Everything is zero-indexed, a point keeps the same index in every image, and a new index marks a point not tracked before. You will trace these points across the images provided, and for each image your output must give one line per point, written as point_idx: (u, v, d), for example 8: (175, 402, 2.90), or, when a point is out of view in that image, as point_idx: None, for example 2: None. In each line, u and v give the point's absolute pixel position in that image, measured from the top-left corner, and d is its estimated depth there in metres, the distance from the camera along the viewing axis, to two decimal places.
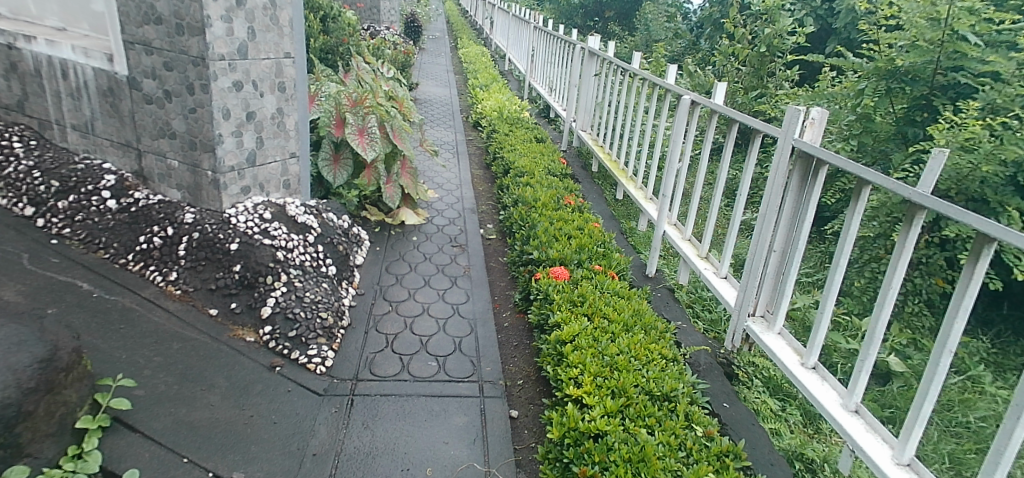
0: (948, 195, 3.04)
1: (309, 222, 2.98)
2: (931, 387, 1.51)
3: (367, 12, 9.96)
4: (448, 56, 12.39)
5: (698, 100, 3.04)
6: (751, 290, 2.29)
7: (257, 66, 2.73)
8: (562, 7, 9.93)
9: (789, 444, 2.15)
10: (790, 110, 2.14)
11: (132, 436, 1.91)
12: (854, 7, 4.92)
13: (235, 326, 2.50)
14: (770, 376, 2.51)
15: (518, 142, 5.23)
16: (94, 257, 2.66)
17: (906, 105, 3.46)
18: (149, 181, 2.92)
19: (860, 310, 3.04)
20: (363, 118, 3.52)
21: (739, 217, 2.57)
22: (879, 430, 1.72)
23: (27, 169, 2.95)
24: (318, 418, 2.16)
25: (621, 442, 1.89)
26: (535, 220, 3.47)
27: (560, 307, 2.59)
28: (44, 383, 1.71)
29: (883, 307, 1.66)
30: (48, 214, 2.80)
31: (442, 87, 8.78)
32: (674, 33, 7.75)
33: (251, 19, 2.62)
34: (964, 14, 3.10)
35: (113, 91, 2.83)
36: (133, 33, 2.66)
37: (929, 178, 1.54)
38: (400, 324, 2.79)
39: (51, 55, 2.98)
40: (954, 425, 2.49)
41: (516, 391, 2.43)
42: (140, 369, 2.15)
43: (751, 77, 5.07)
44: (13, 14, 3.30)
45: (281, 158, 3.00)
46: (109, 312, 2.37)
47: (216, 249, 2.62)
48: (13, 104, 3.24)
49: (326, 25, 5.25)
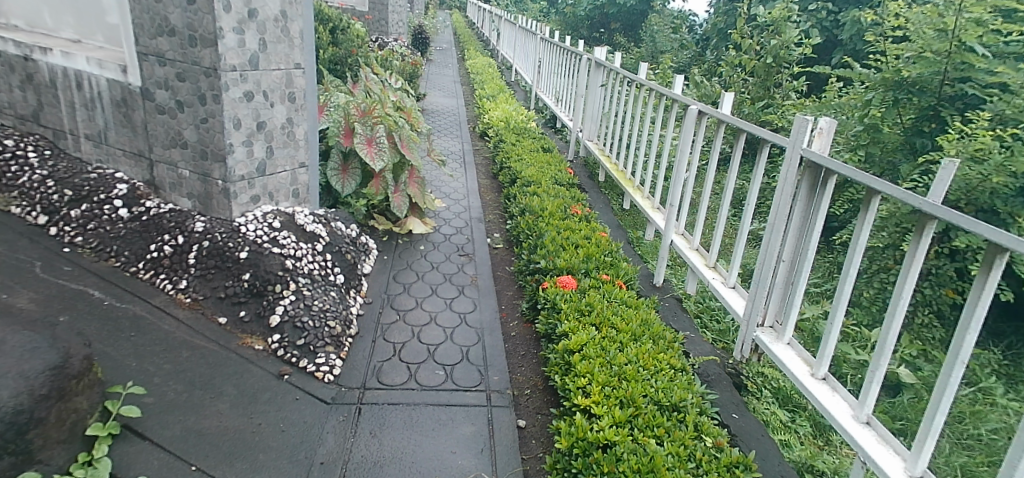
0: (957, 205, 3.02)
1: (318, 231, 3.00)
2: (943, 399, 1.49)
3: (375, 24, 10.04)
4: (455, 66, 12.52)
5: (705, 110, 3.04)
6: (760, 300, 2.28)
7: (269, 77, 2.77)
8: (568, 19, 10.07)
9: (799, 455, 2.13)
10: (799, 120, 2.15)
11: (143, 443, 1.91)
12: (860, 19, 4.95)
13: (244, 334, 2.51)
14: (779, 386, 2.50)
15: (525, 152, 5.25)
16: (105, 265, 2.68)
17: (914, 116, 3.46)
18: (160, 190, 2.95)
19: (869, 322, 3.04)
20: (372, 128, 3.55)
21: (747, 226, 2.55)
22: (891, 442, 1.70)
23: (41, 178, 2.98)
24: (325, 427, 2.17)
25: (630, 452, 1.88)
26: (542, 229, 3.48)
27: (568, 316, 2.59)
28: (56, 390, 1.72)
29: (894, 317, 1.64)
30: (61, 223, 2.83)
31: (449, 97, 8.84)
32: (680, 44, 7.83)
33: (263, 31, 2.66)
34: (971, 25, 3.13)
35: (126, 102, 2.87)
36: (147, 45, 2.70)
37: (939, 187, 1.54)
38: (407, 333, 2.79)
39: (66, 67, 3.02)
40: (965, 437, 2.46)
41: (524, 400, 2.42)
42: (150, 377, 2.16)
43: (758, 87, 5.08)
44: (30, 27, 3.36)
45: (291, 168, 3.03)
46: (120, 321, 2.39)
47: (226, 258, 2.64)
48: (29, 114, 3.28)
49: (335, 37, 5.31)
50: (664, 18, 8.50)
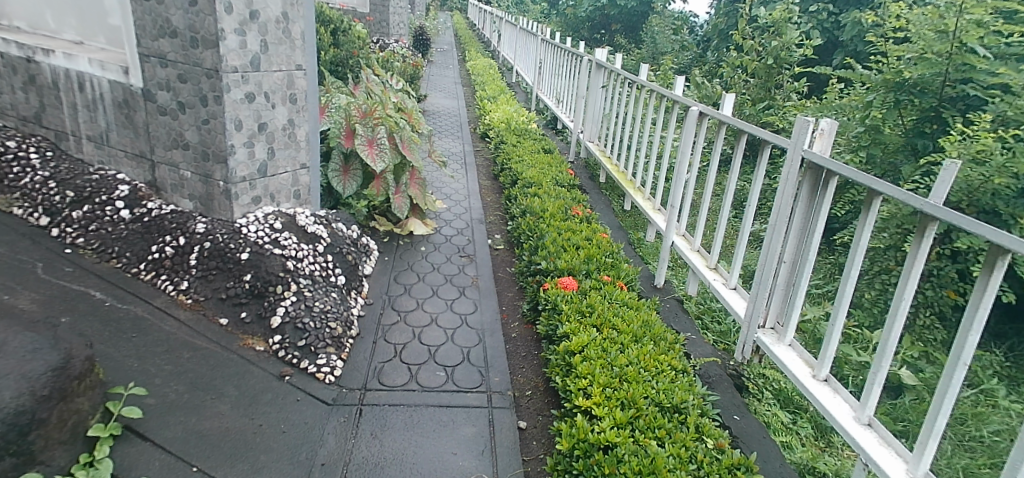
0: (959, 207, 3.02)
1: (319, 232, 3.00)
2: (945, 400, 1.49)
3: (376, 25, 10.04)
4: (456, 68, 12.53)
5: (706, 111, 3.03)
6: (761, 301, 2.28)
7: (270, 79, 2.77)
8: (569, 21, 10.08)
9: (800, 457, 2.13)
10: (800, 121, 2.15)
11: (144, 444, 1.91)
12: (860, 20, 4.95)
13: (245, 336, 2.51)
14: (780, 388, 2.50)
15: (526, 153, 5.25)
16: (107, 266, 2.68)
17: (915, 117, 3.46)
18: (161, 191, 2.95)
19: (870, 323, 3.04)
20: (373, 130, 3.55)
21: (748, 227, 2.55)
22: (893, 443, 1.70)
23: (43, 179, 2.99)
24: (327, 428, 2.17)
25: (631, 454, 1.88)
26: (543, 230, 3.48)
27: (569, 318, 2.59)
28: (57, 391, 1.73)
29: (895, 319, 1.64)
30: (63, 224, 2.83)
31: (450, 99, 8.85)
32: (680, 45, 7.83)
33: (264, 33, 2.66)
34: (972, 26, 3.13)
35: (128, 103, 2.87)
36: (149, 46, 2.70)
37: (940, 189, 1.54)
38: (408, 334, 2.79)
39: (68, 68, 3.03)
40: (967, 439, 2.46)
41: (525, 402, 2.42)
42: (151, 378, 2.16)
43: (759, 89, 5.08)
44: (32, 28, 3.37)
45: (292, 169, 3.03)
46: (121, 322, 2.39)
47: (227, 259, 2.64)
48: (31, 116, 3.29)
49: (336, 38, 5.32)
50: (664, 19, 8.51)
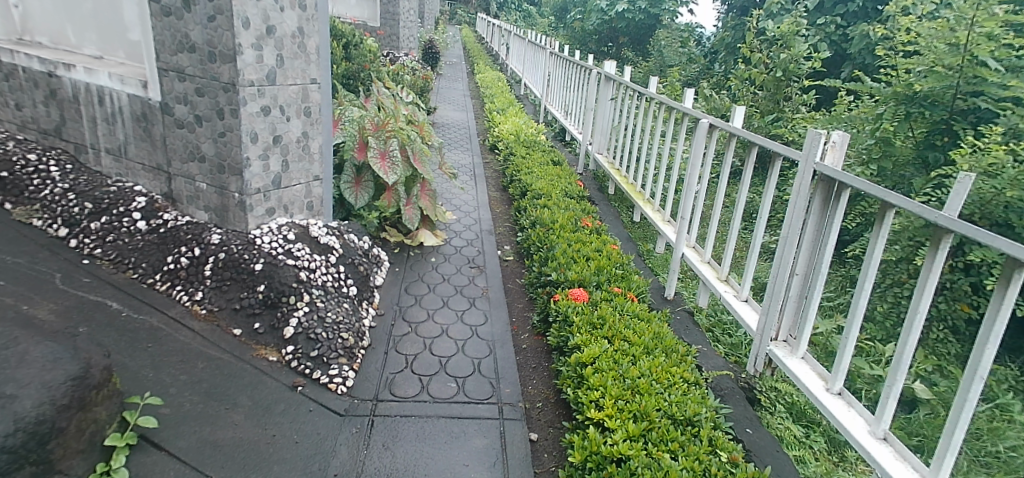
0: (972, 219, 2.99)
1: (331, 243, 3.04)
2: (962, 414, 1.49)
3: (386, 39, 10.13)
4: (464, 80, 12.69)
5: (716, 123, 3.03)
6: (774, 314, 2.29)
7: (285, 92, 2.81)
8: (578, 34, 10.21)
9: (814, 471, 2.11)
10: (811, 134, 2.16)
11: (159, 454, 1.93)
12: (869, 33, 4.97)
13: (258, 346, 2.53)
14: (793, 401, 2.46)
15: (535, 164, 5.29)
16: (123, 276, 2.72)
17: (926, 130, 3.47)
18: (177, 203, 2.98)
19: (883, 337, 2.98)
20: (385, 142, 3.58)
21: (759, 239, 2.54)
22: (909, 459, 1.69)
23: (62, 191, 3.04)
24: (339, 439, 2.17)
25: (644, 467, 1.87)
26: (553, 242, 3.50)
27: (579, 329, 2.59)
28: (77, 400, 1.75)
29: (911, 333, 1.63)
30: (81, 235, 2.87)
31: (459, 111, 8.93)
32: (688, 58, 7.90)
33: (280, 47, 2.71)
34: (983, 39, 3.15)
35: (146, 116, 2.92)
36: (168, 61, 2.74)
37: (955, 201, 1.54)
38: (419, 345, 2.80)
39: (89, 82, 3.08)
40: (982, 454, 2.43)
41: (535, 413, 2.42)
42: (166, 388, 2.18)
43: (767, 101, 5.10)
44: (53, 43, 3.43)
45: (306, 181, 3.06)
46: (138, 332, 2.42)
47: (241, 270, 2.67)
48: (51, 129, 3.35)
49: (348, 52, 5.40)
50: (671, 33, 8.62)
